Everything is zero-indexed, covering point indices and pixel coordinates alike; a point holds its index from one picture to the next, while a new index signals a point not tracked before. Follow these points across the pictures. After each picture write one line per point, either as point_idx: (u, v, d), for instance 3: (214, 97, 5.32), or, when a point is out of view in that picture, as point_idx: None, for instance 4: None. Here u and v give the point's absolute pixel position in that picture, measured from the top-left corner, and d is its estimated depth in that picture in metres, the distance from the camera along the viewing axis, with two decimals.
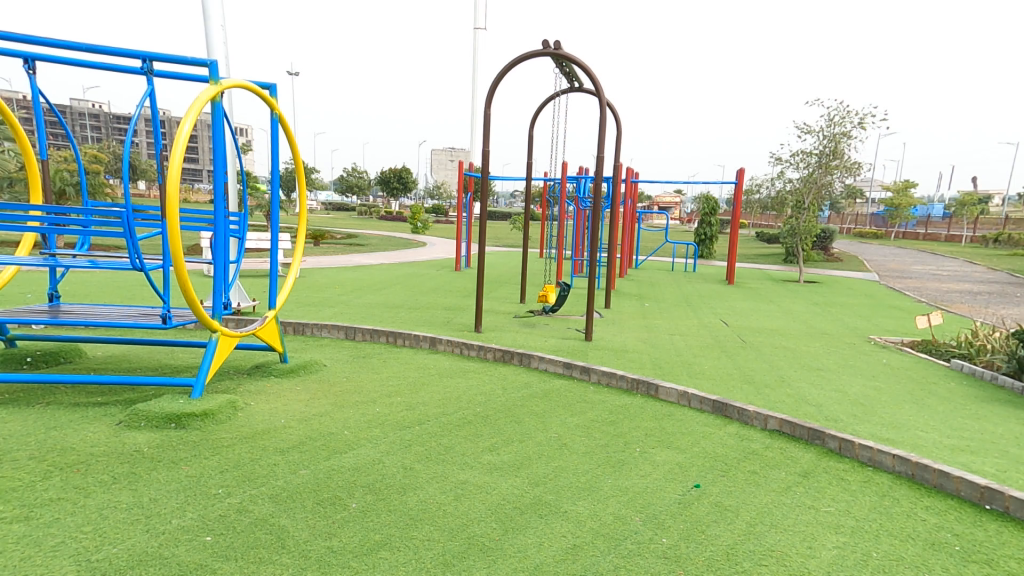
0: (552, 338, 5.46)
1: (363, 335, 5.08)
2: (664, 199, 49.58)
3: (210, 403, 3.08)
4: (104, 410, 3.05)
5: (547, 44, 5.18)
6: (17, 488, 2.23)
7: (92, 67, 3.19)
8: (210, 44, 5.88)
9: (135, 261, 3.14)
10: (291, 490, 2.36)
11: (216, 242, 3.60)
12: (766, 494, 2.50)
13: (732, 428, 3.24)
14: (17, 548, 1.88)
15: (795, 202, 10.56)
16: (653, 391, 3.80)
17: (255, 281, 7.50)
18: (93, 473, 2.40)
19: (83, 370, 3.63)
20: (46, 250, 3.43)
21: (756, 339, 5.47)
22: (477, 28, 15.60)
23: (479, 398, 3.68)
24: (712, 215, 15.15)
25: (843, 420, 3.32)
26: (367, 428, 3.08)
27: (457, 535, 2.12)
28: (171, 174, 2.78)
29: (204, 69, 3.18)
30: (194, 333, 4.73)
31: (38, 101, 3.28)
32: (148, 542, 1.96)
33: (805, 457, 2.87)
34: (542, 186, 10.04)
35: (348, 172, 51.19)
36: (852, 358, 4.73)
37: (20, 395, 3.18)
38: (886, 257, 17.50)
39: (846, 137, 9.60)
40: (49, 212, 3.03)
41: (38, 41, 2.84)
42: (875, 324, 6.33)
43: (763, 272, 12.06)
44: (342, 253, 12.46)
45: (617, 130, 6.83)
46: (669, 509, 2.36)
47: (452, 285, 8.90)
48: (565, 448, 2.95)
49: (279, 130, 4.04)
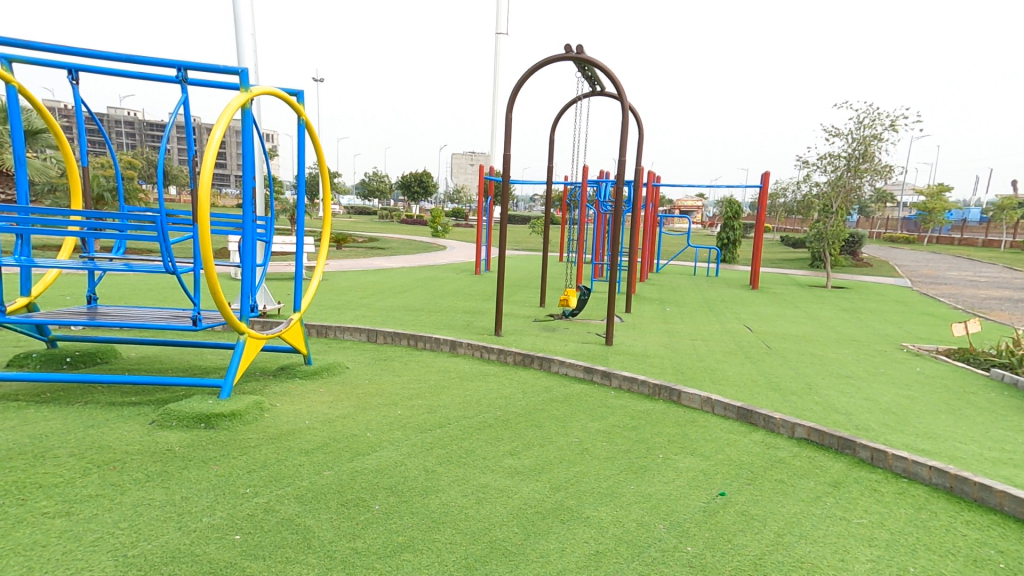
0: (572, 342, 5.45)
1: (385, 338, 5.13)
2: (686, 203, 48.96)
3: (237, 404, 3.14)
4: (138, 410, 3.13)
5: (570, 48, 5.22)
6: (59, 484, 2.31)
7: (129, 76, 3.29)
8: (241, 51, 6.02)
9: (168, 265, 3.21)
10: (316, 490, 2.40)
11: (243, 246, 3.67)
12: (794, 504, 2.46)
13: (757, 436, 3.19)
14: (59, 543, 1.94)
15: (823, 207, 10.40)
16: (675, 397, 3.76)
17: (280, 285, 7.63)
18: (128, 470, 2.46)
19: (118, 370, 3.73)
20: (83, 253, 3.54)
21: (781, 345, 5.39)
22: (500, 32, 15.69)
23: (499, 402, 3.69)
24: (735, 219, 15.00)
25: (874, 430, 3.25)
26: (389, 430, 3.11)
27: (480, 539, 2.12)
28: (202, 179, 2.85)
29: (235, 77, 3.26)
30: (222, 335, 4.84)
31: (80, 109, 3.41)
32: (180, 540, 2.00)
33: (835, 467, 2.82)
34: (562, 189, 10.02)
35: (370, 177, 52.18)
36: (884, 366, 4.62)
37: (59, 393, 3.29)
38: (918, 262, 17.02)
39: (877, 139, 9.36)
40: (88, 217, 3.12)
41: (80, 52, 2.94)
42: (907, 331, 6.17)
43: (789, 278, 11.84)
44: (364, 256, 12.66)
45: (639, 133, 6.80)
46: (694, 517, 2.33)
47: (472, 288, 8.95)
48: (586, 453, 2.94)
49: (306, 136, 4.12)
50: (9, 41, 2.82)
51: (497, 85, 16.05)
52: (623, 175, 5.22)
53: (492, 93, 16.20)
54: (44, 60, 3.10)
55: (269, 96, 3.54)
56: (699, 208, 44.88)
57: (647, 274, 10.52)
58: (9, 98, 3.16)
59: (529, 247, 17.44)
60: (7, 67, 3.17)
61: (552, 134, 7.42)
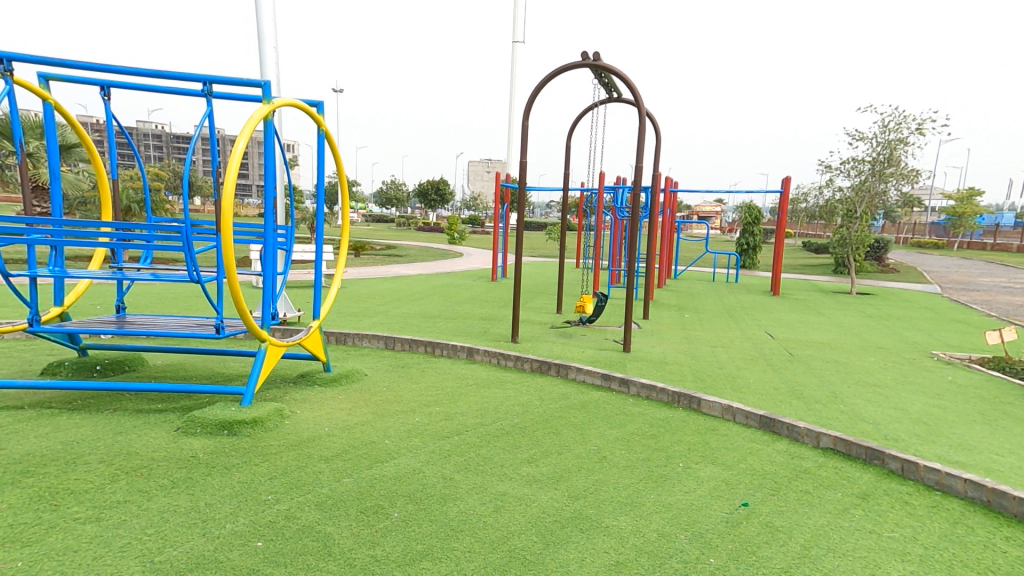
0: (589, 349, 5.43)
1: (403, 345, 5.16)
2: (703, 208, 48.54)
3: (259, 411, 3.17)
4: (164, 417, 3.18)
5: (587, 56, 5.23)
6: (89, 490, 2.35)
7: (157, 91, 3.37)
8: (263, 64, 6.14)
9: (193, 275, 3.26)
10: (336, 498, 2.41)
11: (265, 255, 3.72)
12: (821, 516, 2.40)
13: (781, 445, 3.13)
14: (90, 548, 1.98)
15: (846, 211, 10.22)
16: (695, 404, 3.71)
17: (300, 293, 7.74)
18: (155, 477, 2.50)
19: (145, 378, 3.80)
20: (112, 263, 3.62)
21: (804, 352, 5.29)
22: (516, 41, 15.78)
23: (516, 409, 3.68)
24: (755, 224, 14.82)
25: (904, 440, 3.17)
26: (407, 437, 3.12)
27: (499, 547, 2.11)
28: (226, 190, 2.90)
29: (258, 89, 3.32)
30: (244, 342, 4.91)
31: (111, 124, 3.50)
32: (205, 546, 2.03)
33: (863, 478, 2.75)
34: (579, 196, 10.00)
35: (388, 186, 52.76)
36: (913, 375, 4.51)
37: (89, 400, 3.36)
38: (947, 268, 16.59)
39: (902, 143, 9.19)
40: (117, 229, 3.19)
41: (110, 68, 3.02)
42: (937, 338, 6.01)
43: (812, 284, 11.62)
44: (382, 264, 12.79)
45: (657, 139, 6.77)
46: (717, 528, 2.29)
47: (489, 295, 8.98)
48: (604, 461, 2.91)
49: (325, 146, 4.18)
50: (45, 60, 2.91)
51: (514, 93, 16.12)
52: (641, 181, 5.19)
53: (508, 102, 16.30)
54: (78, 77, 3.20)
55: (291, 107, 3.59)
56: (719, 214, 44.44)
57: (664, 280, 10.44)
58: (45, 114, 3.26)
59: (546, 253, 17.43)
60: (43, 84, 3.28)
61: (568, 140, 7.42)
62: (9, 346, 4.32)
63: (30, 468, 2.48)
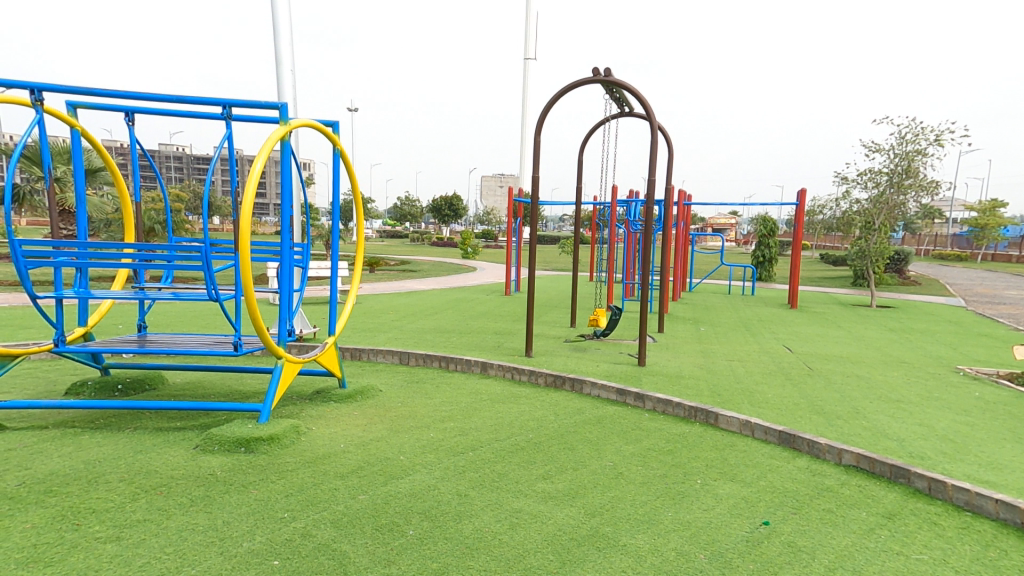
0: (603, 363, 5.39)
1: (417, 360, 5.17)
2: (718, 220, 48.08)
3: (275, 428, 3.19)
4: (183, 435, 3.22)
5: (598, 71, 5.26)
6: (110, 509, 2.38)
7: (179, 115, 3.47)
8: (281, 86, 6.27)
9: (212, 293, 3.30)
10: (350, 515, 2.40)
11: (281, 272, 3.76)
12: (845, 536, 2.34)
13: (802, 462, 3.06)
14: (111, 567, 1.99)
15: (864, 223, 10.09)
16: (712, 419, 3.66)
17: (315, 309, 7.82)
18: (174, 495, 2.53)
19: (165, 396, 3.86)
20: (134, 283, 3.69)
21: (824, 366, 5.20)
22: (528, 57, 15.92)
23: (531, 424, 3.66)
24: (771, 237, 14.67)
25: (931, 458, 3.09)
26: (422, 453, 3.11)
27: (515, 566, 2.09)
28: (244, 210, 2.95)
29: (275, 111, 3.39)
30: (262, 359, 4.97)
31: (135, 148, 3.59)
32: (222, 564, 2.04)
33: (889, 497, 2.68)
34: (591, 210, 10.02)
35: (403, 202, 53.37)
36: (938, 391, 4.39)
37: (111, 419, 3.41)
38: (971, 281, 16.22)
39: (921, 154, 9.07)
40: (139, 251, 3.25)
41: (134, 95, 3.11)
42: (963, 353, 5.87)
43: (831, 296, 11.43)
44: (396, 279, 12.87)
45: (669, 153, 6.76)
46: (736, 547, 2.24)
47: (502, 309, 8.98)
48: (621, 477, 2.87)
49: (340, 164, 4.25)
50: (73, 88, 3.00)
51: (526, 108, 16.24)
52: (654, 195, 5.18)
53: (521, 118, 16.43)
54: (104, 104, 3.30)
55: (307, 128, 3.67)
56: (733, 226, 44.07)
57: (679, 293, 10.36)
58: (72, 140, 3.36)
59: (560, 267, 17.40)
60: (71, 112, 3.39)
61: (580, 155, 7.46)
62: (36, 366, 4.43)
63: (54, 488, 2.52)
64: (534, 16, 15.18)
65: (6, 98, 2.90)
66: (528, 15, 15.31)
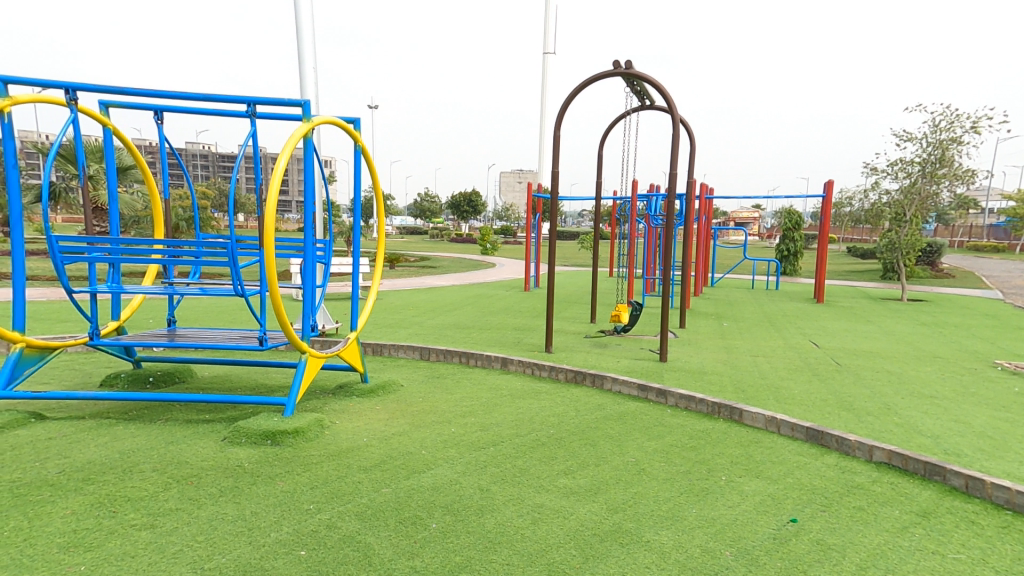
0: (624, 359, 5.35)
1: (437, 356, 5.19)
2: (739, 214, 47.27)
3: (300, 421, 3.24)
4: (211, 427, 3.29)
5: (618, 64, 5.20)
6: (144, 498, 2.44)
7: (205, 113, 3.53)
8: (304, 85, 6.34)
9: (238, 289, 3.35)
10: (374, 508, 2.43)
11: (305, 267, 3.80)
12: (877, 534, 2.28)
13: (830, 459, 3.00)
14: (146, 554, 2.04)
15: (894, 215, 9.80)
16: (736, 415, 3.60)
17: (337, 306, 7.91)
18: (204, 485, 2.58)
19: (194, 389, 3.95)
20: (165, 279, 3.78)
21: (853, 362, 5.07)
22: (547, 52, 15.84)
23: (552, 420, 3.65)
24: (796, 229, 14.38)
25: (968, 455, 3.00)
26: (443, 448, 3.13)
27: (537, 561, 2.08)
28: (268, 206, 2.98)
29: (298, 108, 3.42)
30: (286, 354, 5.05)
31: (165, 146, 3.67)
32: (251, 554, 2.07)
33: (923, 495, 2.61)
34: (611, 204, 9.95)
35: (423, 199, 53.82)
36: (974, 386, 4.26)
37: (143, 411, 3.50)
38: (1009, 273, 15.65)
39: (955, 143, 8.79)
40: (169, 247, 3.31)
41: (163, 95, 3.18)
42: (1000, 347, 5.68)
43: (860, 290, 11.16)
44: (417, 275, 12.97)
45: (691, 145, 6.67)
46: (764, 544, 2.21)
47: (522, 304, 8.97)
48: (643, 473, 2.85)
49: (361, 161, 4.29)
50: (106, 88, 3.08)
51: (545, 103, 16.17)
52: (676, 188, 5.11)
53: (540, 113, 16.41)
54: (135, 103, 3.37)
55: (329, 124, 3.70)
56: (756, 219, 43.37)
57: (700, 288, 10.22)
58: (105, 139, 3.44)
59: (579, 263, 17.33)
60: (104, 111, 3.48)
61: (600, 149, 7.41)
62: (73, 358, 4.58)
63: (92, 476, 2.59)
64: (552, 10, 15.10)
65: (43, 98, 2.99)
66: (547, 9, 15.22)
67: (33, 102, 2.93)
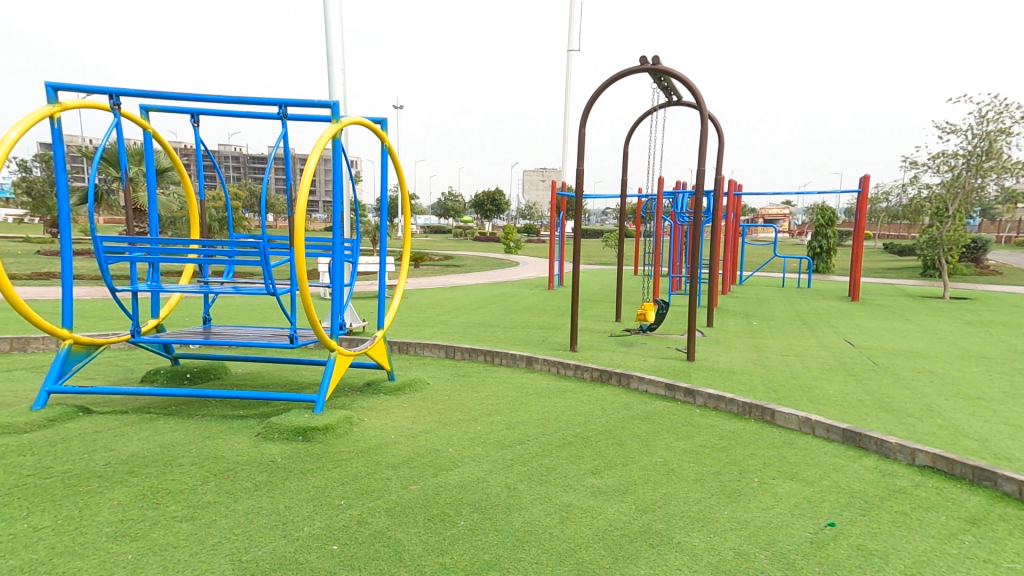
0: (651, 357, 5.29)
1: (462, 354, 5.20)
2: (767, 211, 46.29)
3: (330, 418, 3.27)
4: (245, 423, 3.35)
5: (646, 60, 5.13)
6: (183, 490, 2.49)
7: (238, 115, 3.59)
8: (332, 86, 6.42)
9: (270, 288, 3.40)
10: (404, 504, 2.44)
11: (333, 267, 3.84)
12: (922, 541, 2.20)
13: (869, 462, 2.90)
14: (187, 545, 2.09)
15: (935, 210, 9.40)
16: (768, 416, 3.52)
17: (363, 304, 8.01)
18: (240, 479, 2.63)
19: (228, 386, 4.04)
20: (200, 278, 3.86)
21: (891, 362, 4.91)
22: (572, 49, 15.75)
23: (578, 419, 3.61)
24: (829, 226, 14.00)
25: (1019, 460, 2.87)
26: (470, 446, 3.13)
27: (567, 560, 2.06)
28: (298, 206, 3.02)
29: (327, 109, 3.45)
30: (315, 352, 5.13)
31: (200, 148, 3.75)
32: (286, 547, 2.10)
33: (971, 500, 2.50)
34: (637, 202, 9.85)
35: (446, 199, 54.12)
36: (1023, 388, 4.08)
37: (181, 406, 3.59)
38: None
39: (1003, 134, 8.52)
40: (204, 246, 3.38)
41: (198, 98, 3.24)
42: None
43: (896, 288, 10.81)
44: (441, 274, 13.05)
45: (719, 141, 6.55)
46: (801, 548, 2.15)
47: (547, 303, 8.94)
48: (672, 474, 2.80)
49: (388, 160, 4.32)
50: (145, 92, 3.16)
51: (570, 100, 16.08)
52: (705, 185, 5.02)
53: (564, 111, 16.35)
54: (171, 106, 3.45)
55: (357, 125, 3.73)
56: (785, 216, 42.43)
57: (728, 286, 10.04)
58: (144, 142, 3.53)
59: (604, 261, 17.21)
60: (143, 115, 3.57)
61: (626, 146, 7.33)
62: (114, 355, 4.74)
63: (134, 468, 2.66)
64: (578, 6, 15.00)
65: (87, 102, 3.08)
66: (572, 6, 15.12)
67: (78, 106, 3.02)
